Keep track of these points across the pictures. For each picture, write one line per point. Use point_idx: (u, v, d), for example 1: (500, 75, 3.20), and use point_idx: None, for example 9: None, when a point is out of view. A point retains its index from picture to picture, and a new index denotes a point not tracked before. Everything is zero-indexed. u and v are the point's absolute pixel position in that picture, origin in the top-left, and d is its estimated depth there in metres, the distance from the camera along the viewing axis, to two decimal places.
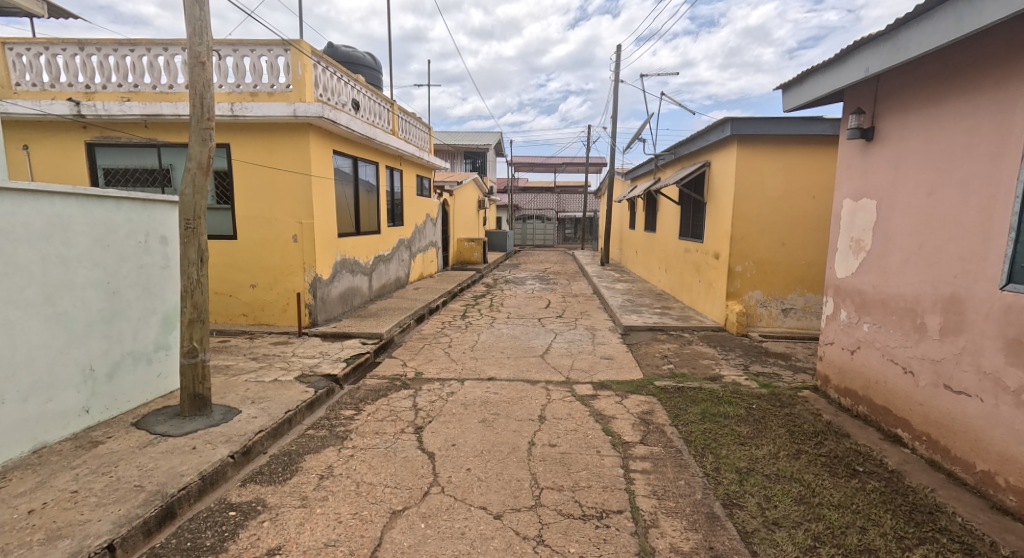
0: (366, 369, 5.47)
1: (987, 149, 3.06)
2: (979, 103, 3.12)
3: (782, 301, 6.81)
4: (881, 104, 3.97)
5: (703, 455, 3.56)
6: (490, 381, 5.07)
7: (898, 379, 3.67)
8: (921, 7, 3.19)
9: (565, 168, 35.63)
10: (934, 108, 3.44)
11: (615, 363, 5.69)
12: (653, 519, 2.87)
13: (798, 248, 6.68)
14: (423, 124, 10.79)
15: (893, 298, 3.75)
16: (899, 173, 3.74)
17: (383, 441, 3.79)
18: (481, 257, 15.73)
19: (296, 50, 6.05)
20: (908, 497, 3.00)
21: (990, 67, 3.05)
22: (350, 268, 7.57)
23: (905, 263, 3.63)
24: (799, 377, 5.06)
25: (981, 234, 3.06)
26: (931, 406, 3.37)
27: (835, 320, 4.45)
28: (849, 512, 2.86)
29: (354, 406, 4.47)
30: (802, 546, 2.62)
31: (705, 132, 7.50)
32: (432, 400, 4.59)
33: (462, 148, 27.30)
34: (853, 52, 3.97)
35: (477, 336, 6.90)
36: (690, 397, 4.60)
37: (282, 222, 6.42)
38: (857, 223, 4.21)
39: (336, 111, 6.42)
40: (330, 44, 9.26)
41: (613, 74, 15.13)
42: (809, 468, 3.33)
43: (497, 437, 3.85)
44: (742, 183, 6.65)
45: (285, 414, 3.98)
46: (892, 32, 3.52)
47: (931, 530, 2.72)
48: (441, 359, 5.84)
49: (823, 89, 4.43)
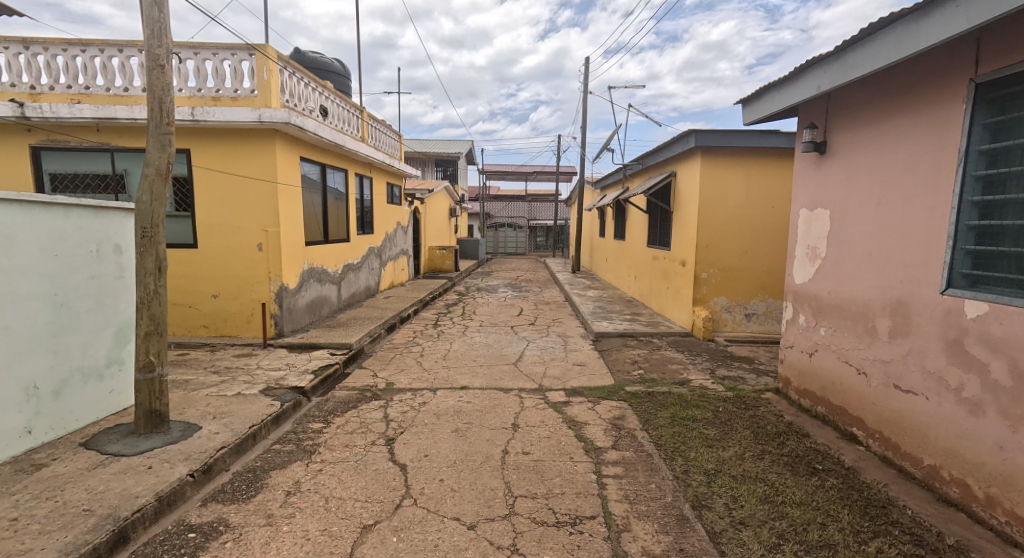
0: (334, 381, 5.40)
1: (925, 164, 3.28)
2: (918, 122, 3.34)
3: (745, 307, 7.04)
4: (832, 120, 4.20)
5: (673, 457, 3.66)
6: (463, 390, 5.08)
7: (853, 380, 3.86)
8: (865, 32, 3.42)
9: (536, 176, 35.96)
10: (880, 125, 3.66)
11: (587, 370, 5.77)
12: (626, 523, 2.94)
13: (759, 256, 6.95)
14: (393, 131, 10.77)
15: (847, 302, 3.94)
16: (850, 185, 3.95)
17: (354, 454, 3.75)
18: (452, 265, 15.65)
19: (261, 55, 5.98)
20: (864, 492, 3.15)
21: (926, 88, 3.28)
22: (318, 277, 7.46)
23: (858, 269, 3.82)
24: (762, 380, 5.24)
25: (921, 242, 3.28)
26: (883, 405, 3.55)
27: (795, 324, 4.64)
28: (810, 509, 2.99)
29: (324, 419, 4.41)
30: (767, 543, 2.73)
31: (671, 143, 7.73)
32: (404, 411, 4.57)
33: (432, 156, 27.13)
34: (805, 71, 4.20)
35: (449, 345, 6.89)
36: (660, 401, 4.71)
37: (246, 231, 6.30)
38: (812, 232, 4.42)
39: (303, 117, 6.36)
40: (296, 49, 9.18)
41: (583, 85, 15.44)
42: (773, 467, 3.47)
43: (470, 447, 3.85)
44: (706, 193, 6.85)
45: (249, 429, 3.90)
46: (840, 53, 3.74)
47: (884, 523, 2.87)
48: (412, 369, 5.79)
49: (779, 104, 4.66)
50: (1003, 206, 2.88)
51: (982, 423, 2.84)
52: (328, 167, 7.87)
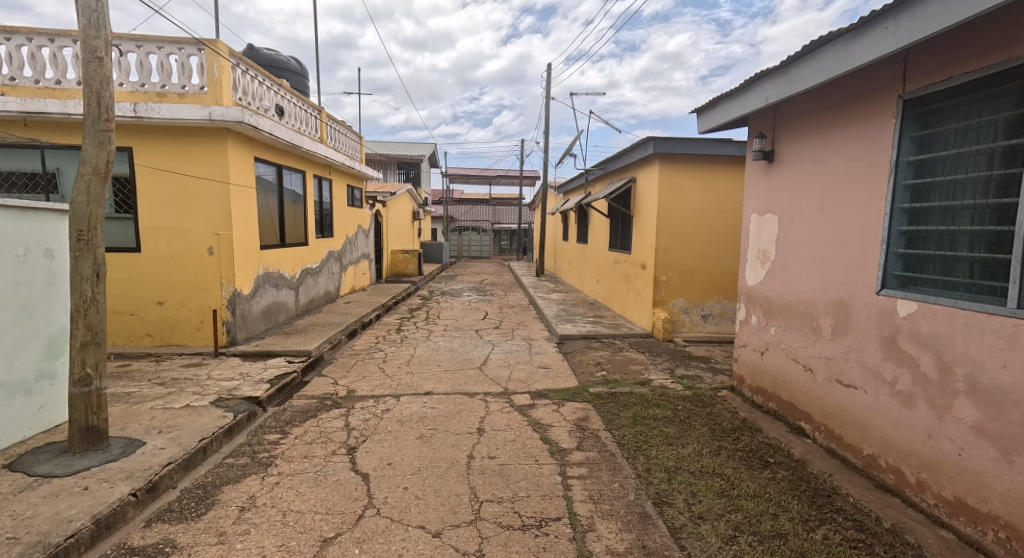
0: (292, 390, 5.28)
1: (860, 173, 3.51)
2: (854, 134, 3.57)
3: (702, 308, 7.31)
4: (779, 130, 4.43)
5: (635, 456, 3.77)
6: (427, 396, 5.06)
7: (800, 376, 4.08)
8: (806, 48, 3.65)
9: (500, 180, 36.09)
10: (821, 136, 3.89)
11: (552, 372, 5.85)
12: (590, 523, 3.01)
13: (714, 258, 7.23)
14: (354, 132, 10.63)
15: (794, 303, 4.16)
16: (796, 192, 4.18)
17: (314, 465, 3.69)
18: (415, 269, 15.52)
19: (211, 51, 5.81)
20: (811, 482, 3.34)
21: (861, 102, 3.52)
22: (274, 282, 7.28)
23: (804, 271, 4.04)
24: (718, 378, 5.46)
25: (858, 245, 3.50)
26: (827, 399, 3.77)
27: (748, 324, 4.86)
28: (763, 501, 3.15)
29: (281, 429, 4.31)
30: (724, 535, 2.86)
31: (631, 150, 7.94)
32: (366, 418, 4.52)
33: (394, 158, 26.81)
34: (754, 83, 4.43)
35: (413, 350, 6.85)
36: (622, 401, 4.83)
37: (196, 234, 6.09)
38: (763, 236, 4.64)
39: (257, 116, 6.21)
40: (250, 45, 8.94)
41: (545, 90, 15.64)
42: (729, 462, 3.62)
43: (434, 453, 3.85)
44: (665, 198, 7.07)
45: (198, 443, 3.77)
46: (785, 68, 3.98)
47: (829, 511, 3.05)
48: (375, 375, 5.73)
49: (730, 114, 4.88)
50: (929, 212, 3.10)
51: (913, 414, 3.06)
52: (284, 168, 7.69)
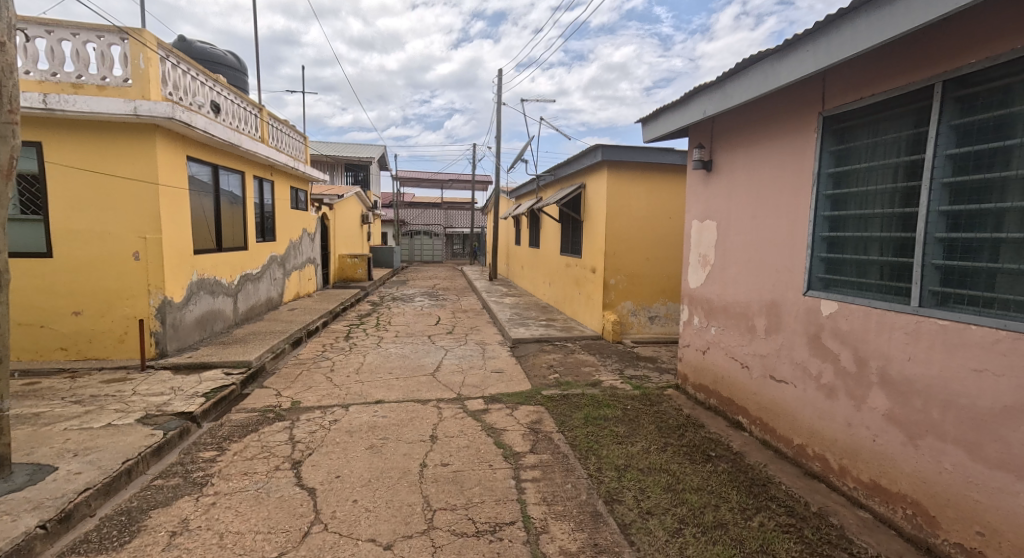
0: (229, 403, 5.06)
1: (788, 183, 3.78)
2: (781, 147, 3.85)
3: (649, 310, 7.59)
4: (717, 142, 4.70)
5: (587, 456, 3.88)
6: (378, 405, 5.00)
7: (738, 373, 4.33)
8: (739, 66, 3.90)
9: (452, 184, 35.96)
10: (754, 148, 4.16)
11: (505, 376, 5.90)
12: (544, 525, 3.07)
13: (659, 262, 7.55)
14: (297, 133, 10.34)
15: (732, 304, 4.41)
16: (732, 200, 4.44)
17: (255, 482, 3.57)
18: (365, 274, 15.22)
19: (135, 41, 5.52)
20: (749, 473, 3.55)
21: (788, 118, 3.79)
22: (209, 289, 6.95)
23: (739, 275, 4.30)
24: (664, 377, 5.69)
25: (787, 250, 3.77)
26: (762, 394, 4.02)
27: (690, 325, 5.10)
28: (706, 493, 3.32)
29: (218, 446, 4.14)
30: (670, 529, 2.99)
31: (580, 156, 8.15)
32: (313, 430, 4.41)
33: (342, 160, 26.16)
34: (693, 96, 4.68)
35: (363, 358, 6.73)
36: (574, 403, 4.95)
37: (119, 237, 5.75)
38: (703, 241, 4.90)
39: (190, 112, 5.93)
40: (181, 37, 8.53)
41: (496, 95, 15.77)
42: (674, 457, 3.79)
43: (385, 463, 3.81)
44: (613, 204, 7.29)
45: (122, 465, 3.55)
46: (720, 83, 4.23)
47: (765, 499, 3.26)
48: (322, 385, 5.59)
49: (672, 125, 5.12)
50: (846, 219, 3.39)
51: (835, 405, 3.32)
52: (221, 168, 7.40)
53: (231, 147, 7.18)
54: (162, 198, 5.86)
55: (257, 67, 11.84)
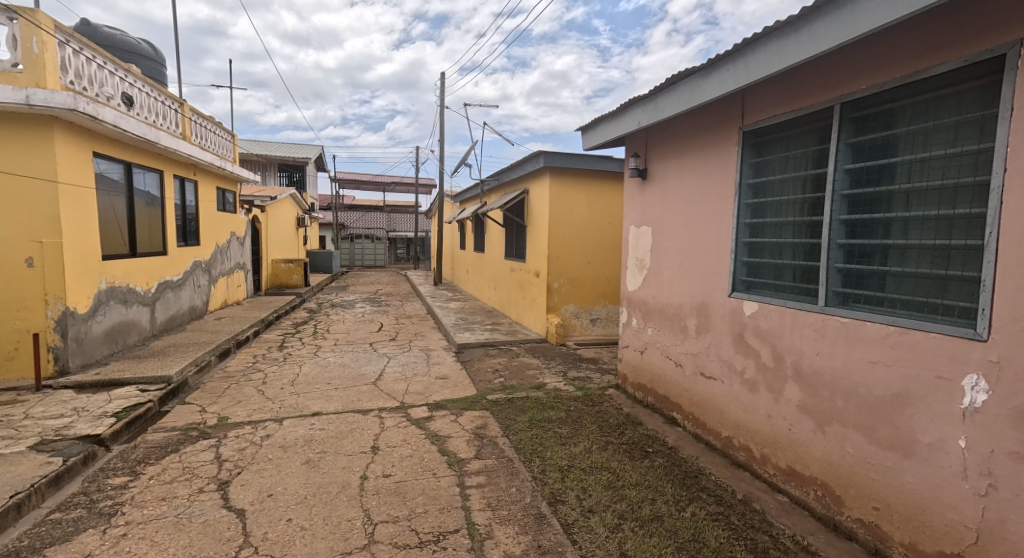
0: (144, 423, 4.71)
1: (713, 192, 4.04)
2: (708, 158, 4.11)
3: (591, 313, 7.83)
4: (650, 151, 4.94)
5: (531, 459, 3.95)
6: (315, 417, 4.85)
7: (672, 371, 4.56)
8: (669, 81, 4.14)
9: (394, 187, 35.36)
10: (683, 158, 4.42)
11: (450, 383, 5.89)
12: (489, 531, 3.11)
13: (599, 266, 7.80)
14: (224, 130, 9.86)
15: (666, 305, 4.64)
16: (665, 207, 4.69)
17: (174, 508, 3.35)
18: (301, 279, 14.68)
19: (28, 23, 5.09)
20: (682, 466, 3.75)
21: (712, 131, 4.05)
22: (120, 298, 6.47)
23: (673, 278, 4.54)
24: (605, 378, 5.89)
25: (713, 255, 4.02)
26: (694, 390, 4.26)
27: (629, 327, 5.31)
28: (644, 488, 3.48)
29: (130, 471, 3.83)
30: (610, 525, 3.11)
31: (523, 162, 8.29)
32: (242, 447, 4.21)
33: (275, 160, 25.05)
34: (628, 108, 4.90)
35: (299, 368, 6.50)
36: (519, 406, 5.03)
37: (12, 242, 5.29)
38: (639, 245, 5.13)
39: (97, 104, 5.53)
40: (88, 22, 7.95)
41: (438, 99, 15.73)
42: (614, 455, 3.94)
43: (323, 478, 3.71)
44: (555, 210, 7.46)
45: (10, 500, 3.19)
46: (652, 97, 4.46)
47: (697, 490, 3.45)
48: (252, 399, 5.35)
49: (609, 134, 5.34)
50: (764, 226, 3.67)
51: (757, 398, 3.57)
52: (135, 165, 6.95)
53: (147, 143, 6.76)
54: (63, 196, 5.43)
55: (178, 58, 11.18)
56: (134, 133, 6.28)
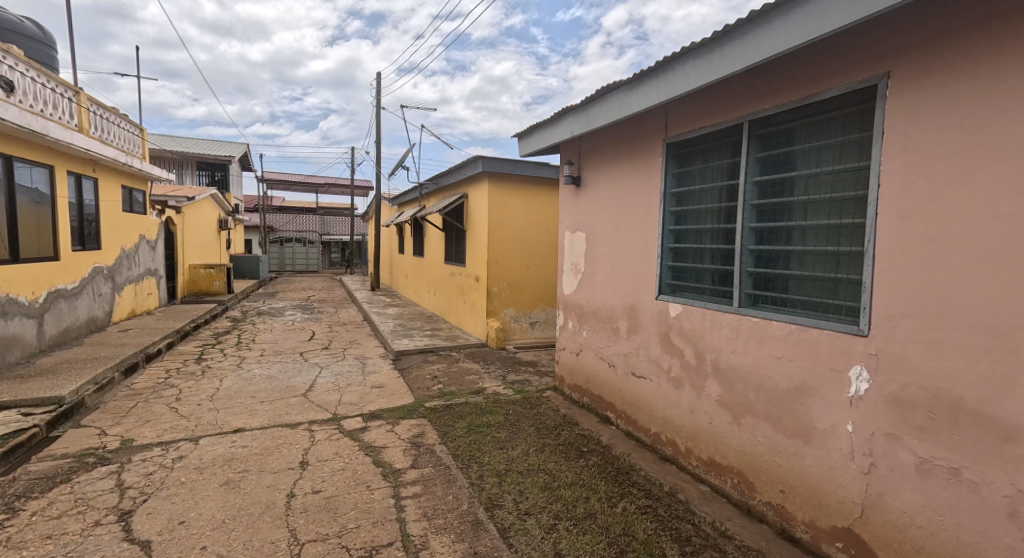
0: (27, 452, 4.23)
1: (641, 199, 4.22)
2: (635, 167, 4.28)
3: (530, 316, 7.93)
4: (583, 159, 5.08)
5: (469, 465, 3.94)
6: (238, 434, 4.59)
7: (606, 372, 4.70)
8: (599, 92, 4.28)
9: (327, 189, 34.14)
10: (613, 167, 4.58)
11: (386, 391, 5.76)
12: (424, 541, 3.06)
13: (538, 270, 7.93)
14: (129, 123, 9.14)
15: (599, 308, 4.79)
16: (597, 213, 4.83)
17: (62, 546, 3.03)
18: (223, 286, 13.85)
19: None
20: (615, 463, 3.88)
21: (639, 141, 4.23)
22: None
23: (605, 282, 4.69)
24: (544, 380, 5.98)
25: (642, 259, 4.19)
26: (626, 390, 4.41)
27: (565, 329, 5.42)
28: (579, 487, 3.56)
29: (8, 508, 3.41)
30: (546, 526, 3.16)
31: (461, 166, 8.27)
32: (149, 472, 3.90)
33: (193, 158, 23.45)
34: (562, 116, 5.02)
35: (220, 383, 6.11)
36: (457, 412, 5.00)
37: None
38: (574, 250, 5.26)
39: None
40: None
41: (375, 101, 15.39)
42: (551, 456, 4.01)
43: (245, 499, 3.51)
44: (494, 215, 7.50)
45: None
46: (584, 106, 4.60)
47: (628, 486, 3.58)
48: (164, 418, 4.97)
49: (544, 141, 5.45)
50: (686, 233, 3.87)
51: (682, 395, 3.75)
52: (16, 159, 6.29)
53: (32, 133, 6.14)
54: None
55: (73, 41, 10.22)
56: (15, 121, 5.69)
